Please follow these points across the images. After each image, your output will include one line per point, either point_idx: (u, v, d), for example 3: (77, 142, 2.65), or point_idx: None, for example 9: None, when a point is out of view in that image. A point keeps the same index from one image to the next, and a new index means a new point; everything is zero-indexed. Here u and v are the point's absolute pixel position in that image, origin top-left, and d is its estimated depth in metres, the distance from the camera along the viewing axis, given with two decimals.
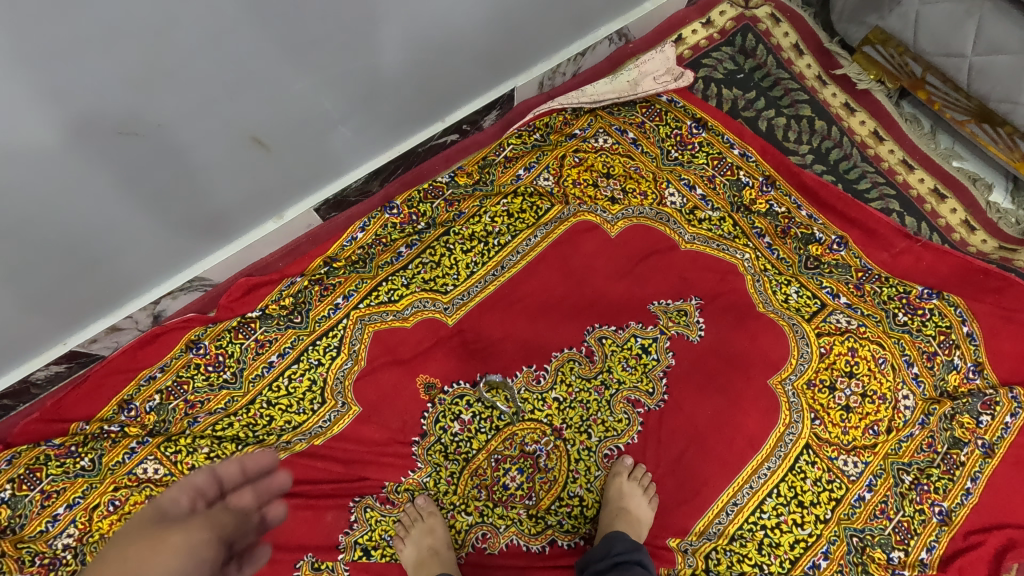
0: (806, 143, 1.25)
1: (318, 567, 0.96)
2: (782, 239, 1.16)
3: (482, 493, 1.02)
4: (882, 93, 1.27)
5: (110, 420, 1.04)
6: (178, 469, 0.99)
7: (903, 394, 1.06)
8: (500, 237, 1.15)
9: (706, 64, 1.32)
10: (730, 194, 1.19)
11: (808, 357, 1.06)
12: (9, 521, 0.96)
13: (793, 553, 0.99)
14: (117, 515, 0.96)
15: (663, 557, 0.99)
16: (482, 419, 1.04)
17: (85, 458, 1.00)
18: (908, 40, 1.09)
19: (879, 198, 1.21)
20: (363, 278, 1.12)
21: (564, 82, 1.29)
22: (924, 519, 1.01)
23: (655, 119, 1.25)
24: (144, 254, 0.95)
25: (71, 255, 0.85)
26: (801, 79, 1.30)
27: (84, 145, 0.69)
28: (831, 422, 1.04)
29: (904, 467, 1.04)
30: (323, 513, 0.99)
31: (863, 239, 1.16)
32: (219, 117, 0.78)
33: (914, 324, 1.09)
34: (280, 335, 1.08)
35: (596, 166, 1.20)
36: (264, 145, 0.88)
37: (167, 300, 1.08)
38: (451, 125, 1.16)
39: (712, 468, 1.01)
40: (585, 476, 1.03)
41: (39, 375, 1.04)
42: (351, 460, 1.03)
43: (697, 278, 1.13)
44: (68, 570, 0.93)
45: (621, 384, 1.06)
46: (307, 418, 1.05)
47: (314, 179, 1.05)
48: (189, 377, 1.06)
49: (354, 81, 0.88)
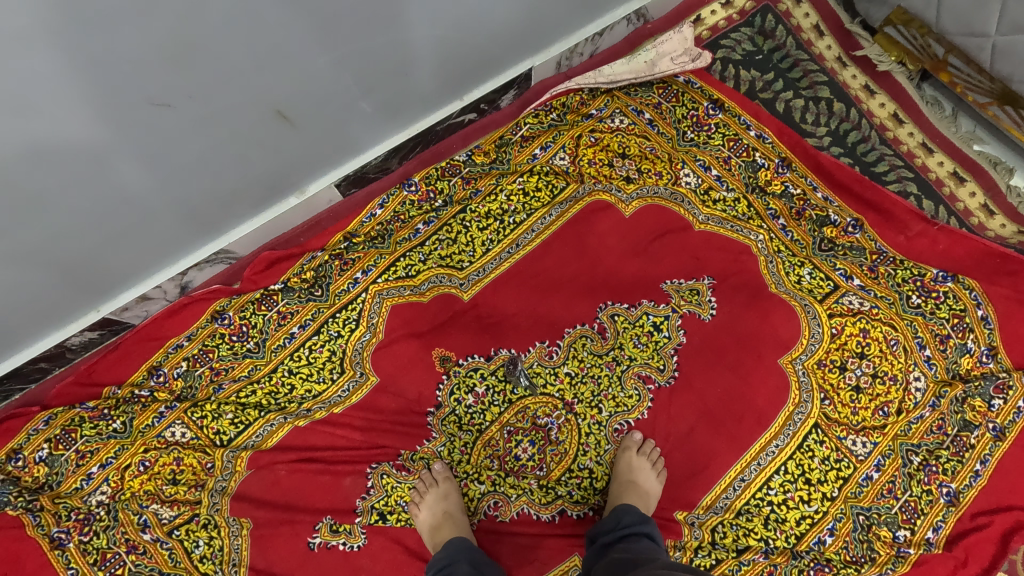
0: (824, 124, 1.25)
1: (337, 529, 1.01)
2: (796, 221, 1.16)
3: (494, 463, 1.05)
4: (903, 74, 1.25)
5: (141, 385, 1.09)
6: (204, 434, 1.05)
7: (915, 375, 1.07)
8: (516, 215, 1.17)
9: (724, 45, 1.32)
10: (745, 174, 1.19)
11: (819, 337, 1.07)
12: (47, 477, 1.02)
13: (799, 528, 1.01)
14: (148, 473, 1.03)
15: (670, 528, 1.02)
16: (496, 392, 1.07)
17: (117, 421, 1.05)
18: (931, 19, 1.10)
19: (896, 180, 1.20)
20: (382, 253, 1.15)
21: (581, 63, 1.30)
22: (931, 500, 1.02)
23: (672, 99, 1.25)
24: (173, 226, 0.98)
25: (105, 225, 0.88)
26: (821, 60, 1.30)
27: (120, 117, 0.71)
28: (841, 402, 1.05)
29: (914, 449, 1.04)
30: (341, 478, 1.03)
31: (879, 222, 1.15)
32: (247, 91, 0.80)
33: (927, 306, 1.09)
34: (301, 308, 1.12)
35: (612, 147, 1.21)
36: (289, 120, 0.90)
37: (194, 272, 1.12)
38: (469, 104, 1.18)
39: (720, 444, 1.04)
40: (596, 449, 1.06)
41: (74, 340, 1.09)
42: (369, 428, 1.06)
43: (710, 259, 1.14)
44: (102, 524, 0.99)
45: (632, 360, 1.08)
46: (326, 387, 1.09)
47: (334, 156, 1.07)
48: (214, 346, 1.10)
49: (376, 57, 0.90)
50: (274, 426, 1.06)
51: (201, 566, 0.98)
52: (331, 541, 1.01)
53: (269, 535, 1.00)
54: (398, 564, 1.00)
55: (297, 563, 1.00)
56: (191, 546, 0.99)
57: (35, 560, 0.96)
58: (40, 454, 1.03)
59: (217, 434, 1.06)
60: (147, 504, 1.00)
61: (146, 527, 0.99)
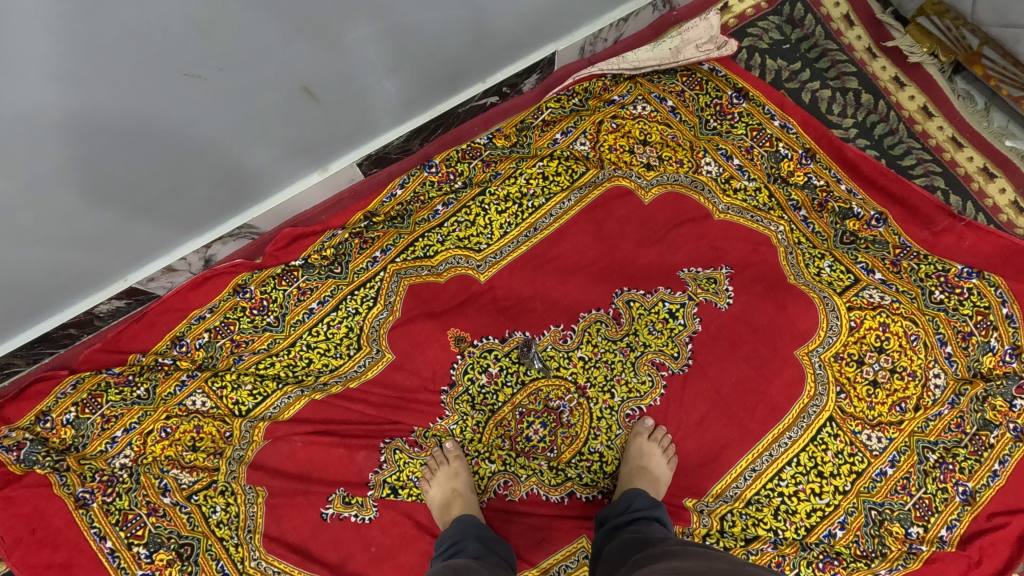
0: (851, 116, 1.23)
1: (349, 501, 1.03)
2: (818, 213, 1.14)
3: (506, 443, 1.06)
4: (934, 66, 1.23)
5: (164, 353, 1.11)
6: (224, 403, 1.08)
7: (934, 372, 1.05)
8: (535, 199, 1.17)
9: (751, 34, 1.30)
10: (768, 165, 1.18)
11: (837, 330, 1.06)
12: (74, 439, 1.06)
13: (810, 521, 1.00)
14: (169, 439, 1.06)
15: (680, 515, 1.02)
16: (509, 373, 1.08)
17: (141, 387, 1.08)
18: (965, 10, 1.05)
19: (923, 174, 1.18)
20: (401, 233, 1.16)
21: (605, 49, 1.30)
22: (946, 498, 1.00)
23: (696, 87, 1.24)
24: (199, 198, 1.00)
25: (134, 194, 0.91)
26: (850, 51, 1.27)
27: (152, 87, 0.73)
28: (857, 396, 1.05)
29: (930, 446, 1.03)
30: (355, 451, 1.05)
31: (903, 216, 1.12)
32: (275, 66, 0.81)
33: (950, 302, 1.07)
34: (321, 284, 1.14)
35: (633, 133, 1.20)
36: (314, 96, 0.92)
37: (218, 246, 1.15)
38: (492, 87, 1.18)
39: (732, 434, 1.04)
40: (607, 433, 1.06)
41: (102, 308, 1.12)
42: (384, 404, 1.08)
43: (728, 248, 1.13)
44: (125, 486, 1.03)
45: (647, 347, 1.08)
46: (343, 362, 1.10)
47: (357, 135, 1.09)
48: (235, 318, 1.13)
49: (401, 35, 0.90)
50: (291, 399, 1.08)
51: (217, 531, 1.01)
52: (344, 512, 1.03)
53: (283, 505, 1.03)
54: (408, 537, 1.02)
55: (309, 533, 1.02)
56: (208, 511, 1.02)
57: (61, 518, 1.00)
58: (67, 416, 1.07)
59: (236, 404, 1.08)
60: (168, 469, 1.04)
61: (166, 491, 1.03)
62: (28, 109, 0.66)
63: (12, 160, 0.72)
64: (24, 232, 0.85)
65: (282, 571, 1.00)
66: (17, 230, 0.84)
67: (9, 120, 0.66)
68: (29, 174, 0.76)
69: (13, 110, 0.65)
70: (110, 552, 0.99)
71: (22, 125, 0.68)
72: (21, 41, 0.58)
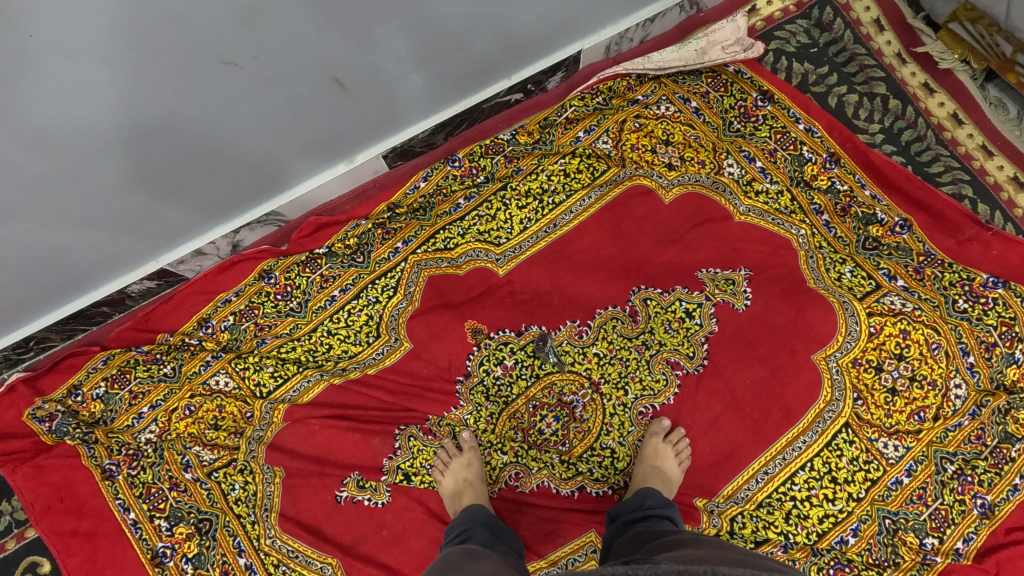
0: (877, 121, 1.22)
1: (363, 485, 1.06)
2: (841, 217, 1.13)
3: (518, 434, 1.07)
4: (965, 73, 1.21)
5: (191, 334, 1.15)
6: (245, 384, 1.11)
7: (955, 382, 1.04)
8: (555, 195, 1.19)
9: (778, 37, 1.30)
10: (791, 168, 1.17)
11: (856, 335, 1.06)
12: (103, 413, 1.10)
13: (821, 526, 1.00)
14: (192, 417, 1.10)
15: (690, 514, 1.02)
16: (524, 366, 1.09)
17: (168, 365, 1.11)
18: (1000, 17, 1.04)
19: (951, 182, 1.16)
20: (423, 225, 1.19)
21: (630, 49, 1.31)
22: (963, 510, 0.98)
23: (721, 89, 1.23)
24: (229, 183, 1.03)
25: (169, 178, 0.94)
26: (879, 55, 1.26)
27: (192, 74, 0.76)
28: (874, 403, 1.04)
29: (949, 456, 1.01)
30: (370, 437, 1.08)
31: (930, 223, 1.10)
32: (309, 56, 0.83)
33: (974, 312, 1.05)
34: (343, 272, 1.16)
35: (656, 133, 1.21)
36: (344, 87, 0.94)
37: (246, 232, 1.18)
38: (517, 84, 1.20)
39: (746, 435, 1.04)
40: (619, 430, 1.07)
41: (134, 288, 1.16)
42: (400, 391, 1.10)
43: (748, 250, 1.13)
44: (149, 460, 1.07)
45: (662, 345, 1.09)
46: (362, 349, 1.13)
47: (383, 127, 1.11)
48: (260, 303, 1.16)
49: (431, 30, 0.92)
50: (311, 382, 1.11)
51: (235, 508, 1.05)
52: (357, 496, 1.05)
53: (299, 485, 1.06)
54: (419, 523, 1.04)
55: (323, 514, 1.05)
56: (228, 488, 1.06)
57: (88, 488, 1.05)
58: (97, 391, 1.11)
59: (257, 386, 1.11)
60: (190, 446, 1.08)
61: (188, 467, 1.07)
62: (77, 91, 0.69)
63: (60, 141, 0.75)
64: (65, 211, 0.89)
65: (296, 550, 1.03)
66: (59, 208, 0.88)
67: (60, 101, 0.70)
68: (74, 155, 0.79)
69: (63, 91, 0.69)
70: (133, 523, 1.04)
71: (71, 107, 0.71)
72: (75, 26, 0.61)
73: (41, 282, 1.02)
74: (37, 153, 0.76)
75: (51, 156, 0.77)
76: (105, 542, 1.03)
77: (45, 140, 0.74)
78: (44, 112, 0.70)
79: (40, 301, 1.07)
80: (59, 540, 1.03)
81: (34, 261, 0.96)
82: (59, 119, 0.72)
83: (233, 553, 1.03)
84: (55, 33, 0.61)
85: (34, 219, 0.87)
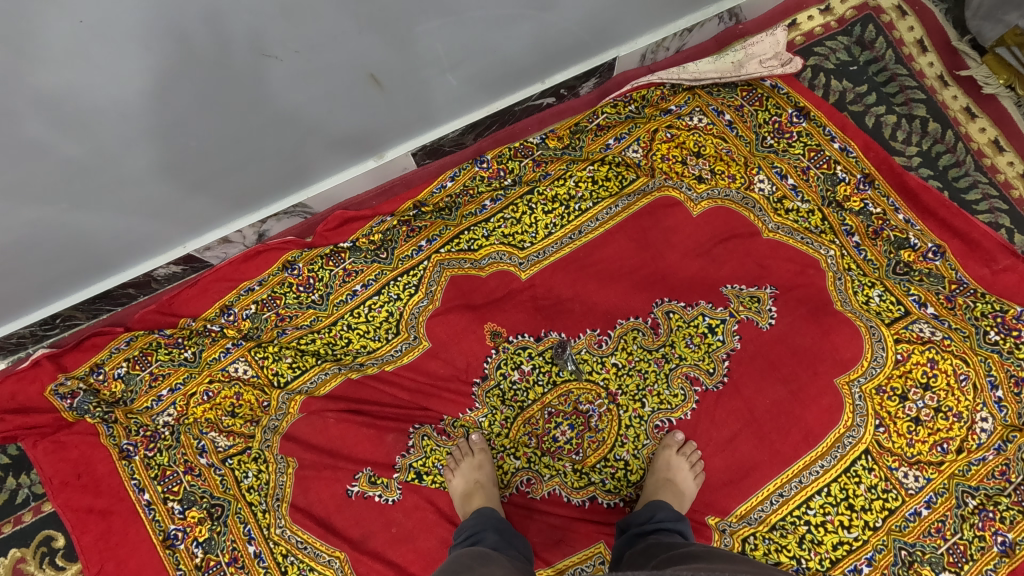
0: (915, 144, 1.19)
1: (374, 481, 1.06)
2: (872, 240, 1.11)
3: (532, 440, 1.07)
4: (1009, 99, 1.19)
5: (212, 320, 1.15)
6: (264, 373, 1.12)
7: (981, 416, 1.01)
8: (582, 202, 1.18)
9: (817, 53, 1.28)
10: (823, 187, 1.15)
11: (881, 362, 1.04)
12: (123, 393, 1.12)
13: (835, 553, 0.98)
14: (210, 403, 1.11)
15: (701, 532, 1.02)
16: (541, 372, 1.09)
17: (189, 350, 1.12)
18: None
19: (988, 210, 1.14)
20: (448, 224, 1.18)
21: (665, 57, 1.29)
22: (982, 547, 0.96)
23: (756, 103, 1.21)
24: (260, 172, 1.03)
25: (203, 166, 0.94)
26: (920, 77, 1.24)
27: (231, 65, 0.76)
28: (897, 432, 1.02)
29: (971, 491, 0.99)
30: (385, 434, 1.08)
31: (964, 251, 1.08)
32: (347, 51, 0.83)
33: (1005, 345, 1.02)
34: (366, 268, 1.16)
35: (687, 144, 1.19)
36: (379, 84, 0.94)
37: (272, 222, 1.19)
38: (550, 88, 1.20)
39: (763, 456, 1.02)
40: (634, 442, 1.06)
41: (160, 272, 1.17)
42: (416, 390, 1.10)
43: (775, 268, 1.11)
44: (166, 443, 1.08)
45: (682, 360, 1.08)
46: (380, 345, 1.13)
47: (415, 124, 1.11)
48: (282, 293, 1.16)
49: (469, 31, 0.91)
50: (328, 375, 1.12)
51: (247, 496, 1.06)
52: (368, 492, 1.06)
53: (311, 477, 1.07)
54: (428, 523, 1.04)
55: (333, 508, 1.05)
56: (240, 475, 1.07)
57: (105, 466, 1.07)
58: (119, 370, 1.12)
59: (275, 375, 1.12)
60: (206, 432, 1.09)
61: (204, 452, 1.08)
62: (121, 79, 0.70)
63: (100, 126, 0.76)
64: (99, 193, 0.90)
65: (305, 541, 1.03)
66: (93, 190, 0.88)
67: (102, 87, 0.70)
68: (112, 139, 0.80)
69: (106, 77, 0.69)
70: (147, 504, 1.05)
71: (114, 93, 0.72)
72: (122, 13, 0.62)
73: (71, 261, 1.04)
74: (77, 136, 0.77)
75: (90, 139, 0.78)
76: (119, 521, 1.04)
77: (85, 124, 0.75)
78: (86, 96, 0.71)
79: (69, 279, 1.09)
80: (75, 517, 1.04)
81: (66, 241, 0.97)
82: (100, 104, 0.73)
83: (243, 540, 1.04)
84: (103, 19, 0.62)
85: (70, 201, 0.88)
